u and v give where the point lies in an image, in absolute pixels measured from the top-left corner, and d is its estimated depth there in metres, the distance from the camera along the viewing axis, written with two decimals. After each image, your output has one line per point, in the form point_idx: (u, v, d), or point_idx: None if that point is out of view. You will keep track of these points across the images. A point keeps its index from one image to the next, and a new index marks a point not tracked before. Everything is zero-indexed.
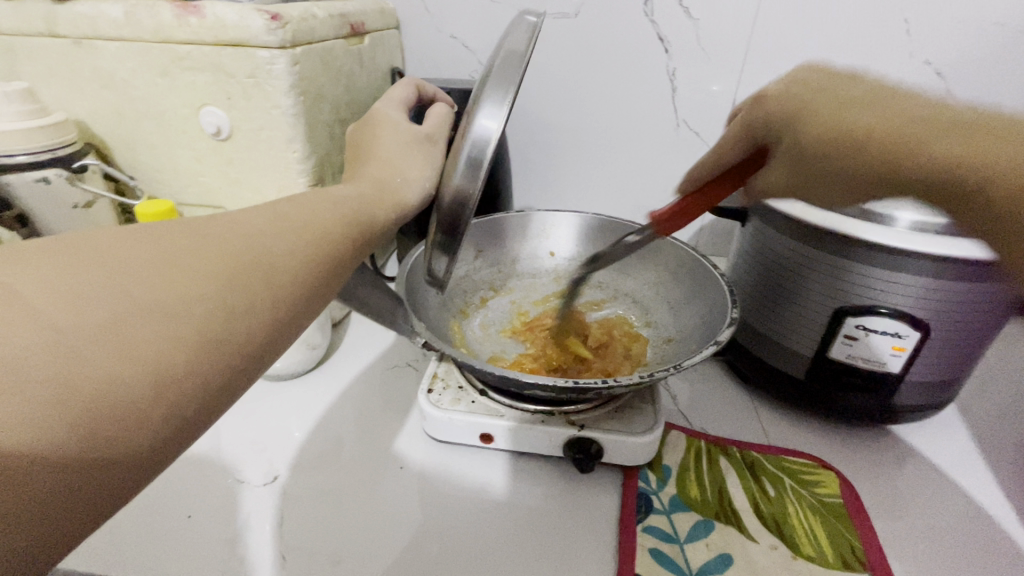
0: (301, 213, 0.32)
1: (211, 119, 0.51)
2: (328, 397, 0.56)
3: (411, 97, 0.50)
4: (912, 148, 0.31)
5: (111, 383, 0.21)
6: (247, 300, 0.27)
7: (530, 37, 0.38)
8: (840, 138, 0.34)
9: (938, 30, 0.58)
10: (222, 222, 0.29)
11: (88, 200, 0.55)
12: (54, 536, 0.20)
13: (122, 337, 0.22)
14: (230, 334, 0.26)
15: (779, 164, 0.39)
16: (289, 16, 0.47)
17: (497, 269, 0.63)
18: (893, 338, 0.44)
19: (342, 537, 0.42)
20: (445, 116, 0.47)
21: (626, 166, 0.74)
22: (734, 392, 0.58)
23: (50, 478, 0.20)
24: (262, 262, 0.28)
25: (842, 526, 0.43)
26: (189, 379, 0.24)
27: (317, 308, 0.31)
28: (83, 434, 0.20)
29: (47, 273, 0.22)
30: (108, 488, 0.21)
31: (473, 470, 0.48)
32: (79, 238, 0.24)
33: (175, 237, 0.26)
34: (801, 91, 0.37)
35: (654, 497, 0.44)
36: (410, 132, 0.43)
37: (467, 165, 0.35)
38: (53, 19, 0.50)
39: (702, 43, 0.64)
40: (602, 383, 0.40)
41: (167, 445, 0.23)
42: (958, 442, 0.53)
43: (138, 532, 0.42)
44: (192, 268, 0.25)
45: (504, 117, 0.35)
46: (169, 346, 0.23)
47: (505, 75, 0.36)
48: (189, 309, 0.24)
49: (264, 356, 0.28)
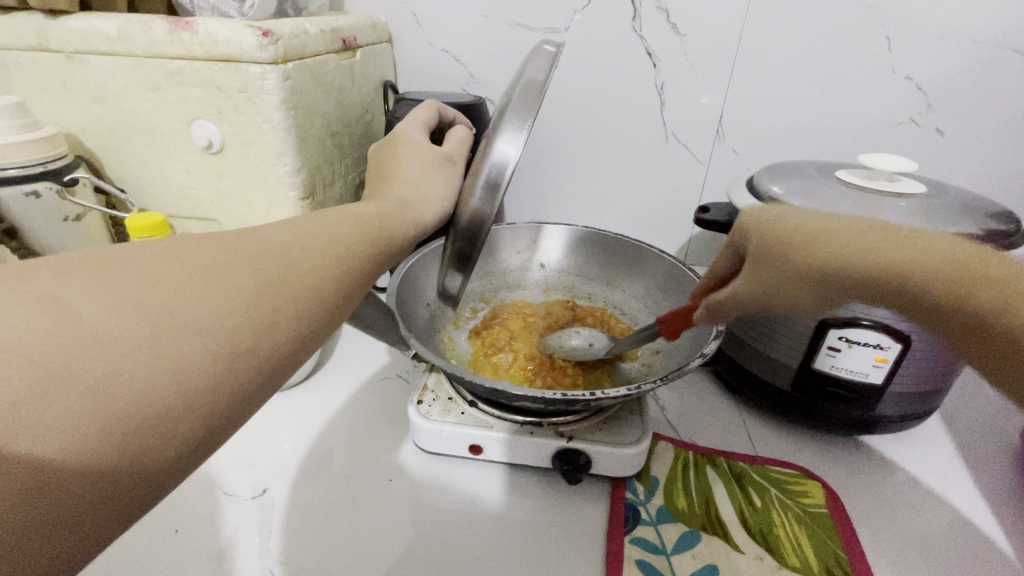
0: (329, 225, 0.33)
1: (202, 132, 0.51)
2: (318, 410, 0.56)
3: (433, 119, 0.49)
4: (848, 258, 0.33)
5: (146, 395, 0.22)
6: (273, 314, 0.27)
7: (549, 65, 0.38)
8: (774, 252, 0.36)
9: (918, 46, 0.59)
10: (251, 235, 0.29)
11: (77, 213, 0.55)
12: (80, 541, 0.20)
13: (155, 350, 0.22)
14: (256, 347, 0.26)
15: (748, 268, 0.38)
16: (281, 32, 0.47)
17: (488, 280, 0.64)
18: (875, 350, 0.45)
19: (331, 550, 0.42)
20: (466, 137, 0.47)
21: (615, 178, 0.75)
22: (721, 402, 0.59)
23: (84, 482, 0.20)
24: (288, 276, 0.28)
25: (827, 536, 0.43)
26: (215, 391, 0.24)
27: (338, 320, 0.31)
28: (119, 443, 0.21)
29: (90, 285, 0.23)
30: (134, 494, 0.22)
31: (463, 481, 0.48)
32: (116, 249, 0.25)
33: (208, 249, 0.27)
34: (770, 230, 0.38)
35: (642, 508, 0.45)
36: (431, 153, 0.43)
37: (484, 189, 0.36)
38: (45, 34, 0.51)
39: (690, 59, 0.65)
40: (591, 395, 0.40)
41: (195, 451, 0.24)
42: (943, 451, 0.54)
43: (123, 546, 0.42)
44: (223, 282, 0.26)
45: (523, 143, 0.35)
46: (200, 358, 0.24)
47: (525, 102, 0.36)
48: (220, 323, 0.25)
49: (289, 366, 0.28)
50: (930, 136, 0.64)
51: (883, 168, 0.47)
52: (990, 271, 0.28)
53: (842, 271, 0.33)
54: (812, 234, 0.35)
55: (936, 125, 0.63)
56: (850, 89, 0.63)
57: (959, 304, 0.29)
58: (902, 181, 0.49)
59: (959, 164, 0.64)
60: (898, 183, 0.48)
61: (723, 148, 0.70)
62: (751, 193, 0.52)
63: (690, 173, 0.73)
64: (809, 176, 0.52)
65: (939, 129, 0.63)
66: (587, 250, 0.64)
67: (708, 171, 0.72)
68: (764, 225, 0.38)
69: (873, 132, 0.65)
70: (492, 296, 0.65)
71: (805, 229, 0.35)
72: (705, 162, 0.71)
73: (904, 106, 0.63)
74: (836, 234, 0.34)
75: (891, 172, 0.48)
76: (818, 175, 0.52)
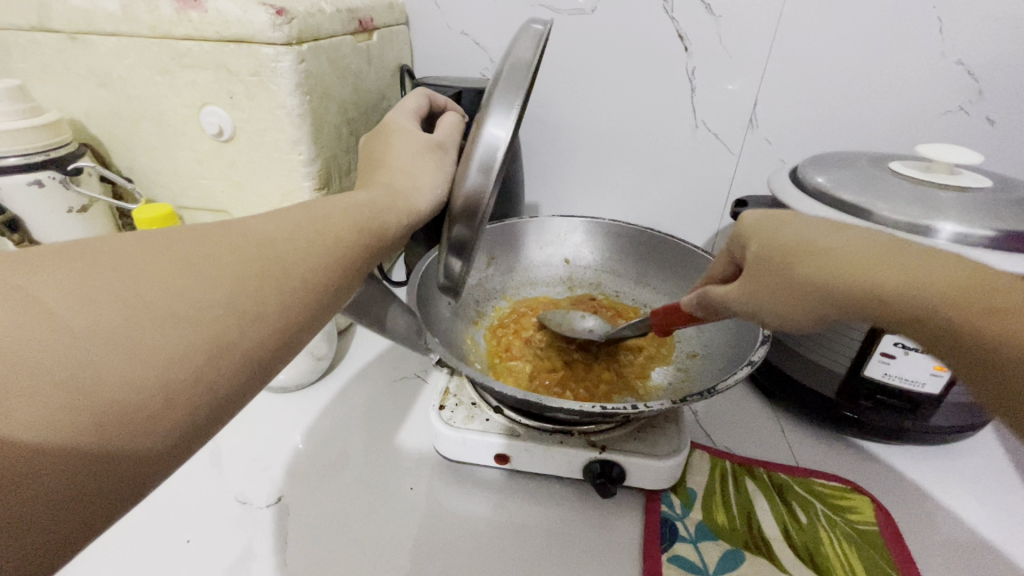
0: (323, 212, 0.30)
1: (212, 119, 0.48)
2: (334, 410, 0.54)
3: (422, 108, 0.46)
4: (900, 284, 0.26)
5: (122, 388, 0.20)
6: (260, 306, 0.25)
7: (536, 44, 0.34)
8: (787, 262, 0.30)
9: (972, 29, 0.55)
10: (238, 223, 0.27)
11: (83, 203, 0.52)
12: (46, 546, 0.19)
13: (131, 341, 0.21)
14: (241, 340, 0.24)
15: (745, 277, 0.33)
16: (296, 11, 0.44)
17: (511, 276, 0.61)
18: (934, 357, 0.41)
19: (349, 562, 0.40)
20: (458, 124, 0.43)
21: (639, 169, 0.72)
22: (757, 406, 0.56)
23: (52, 480, 0.18)
24: (276, 265, 0.26)
25: (880, 557, 0.40)
26: (199, 385, 0.22)
27: (332, 312, 0.29)
28: (91, 438, 0.19)
29: (57, 270, 0.21)
30: (109, 495, 0.20)
31: (486, 490, 0.46)
32: (94, 239, 0.23)
33: (189, 237, 0.25)
34: (778, 246, 0.31)
35: (680, 523, 0.42)
36: (422, 140, 0.39)
37: (476, 173, 0.32)
38: (47, 13, 0.48)
39: (724, 43, 0.61)
40: (632, 407, 0.37)
41: (176, 450, 0.22)
42: (994, 464, 0.50)
43: (129, 557, 0.40)
44: (206, 270, 0.24)
45: (513, 125, 0.32)
46: (178, 351, 0.22)
47: (512, 81, 0.33)
48: (199, 313, 0.23)
49: (279, 361, 0.26)
50: (980, 126, 0.59)
51: (943, 159, 0.43)
52: (1013, 300, 0.24)
53: (887, 291, 0.26)
54: (850, 245, 0.28)
55: (987, 113, 0.58)
56: (894, 75, 0.59)
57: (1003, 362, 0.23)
58: (962, 174, 0.46)
59: (1012, 155, 0.60)
60: (959, 176, 0.44)
61: (755, 138, 0.66)
62: (795, 184, 0.49)
63: (718, 164, 0.69)
64: (860, 167, 0.48)
65: (990, 119, 0.59)
66: (615, 245, 0.60)
67: (739, 162, 0.68)
68: (763, 232, 0.33)
69: (918, 121, 0.61)
70: (517, 292, 0.62)
71: (806, 239, 0.30)
72: (736, 152, 0.67)
73: (954, 92, 0.58)
74: (863, 247, 0.28)
75: (951, 164, 0.45)
76: (868, 165, 0.48)
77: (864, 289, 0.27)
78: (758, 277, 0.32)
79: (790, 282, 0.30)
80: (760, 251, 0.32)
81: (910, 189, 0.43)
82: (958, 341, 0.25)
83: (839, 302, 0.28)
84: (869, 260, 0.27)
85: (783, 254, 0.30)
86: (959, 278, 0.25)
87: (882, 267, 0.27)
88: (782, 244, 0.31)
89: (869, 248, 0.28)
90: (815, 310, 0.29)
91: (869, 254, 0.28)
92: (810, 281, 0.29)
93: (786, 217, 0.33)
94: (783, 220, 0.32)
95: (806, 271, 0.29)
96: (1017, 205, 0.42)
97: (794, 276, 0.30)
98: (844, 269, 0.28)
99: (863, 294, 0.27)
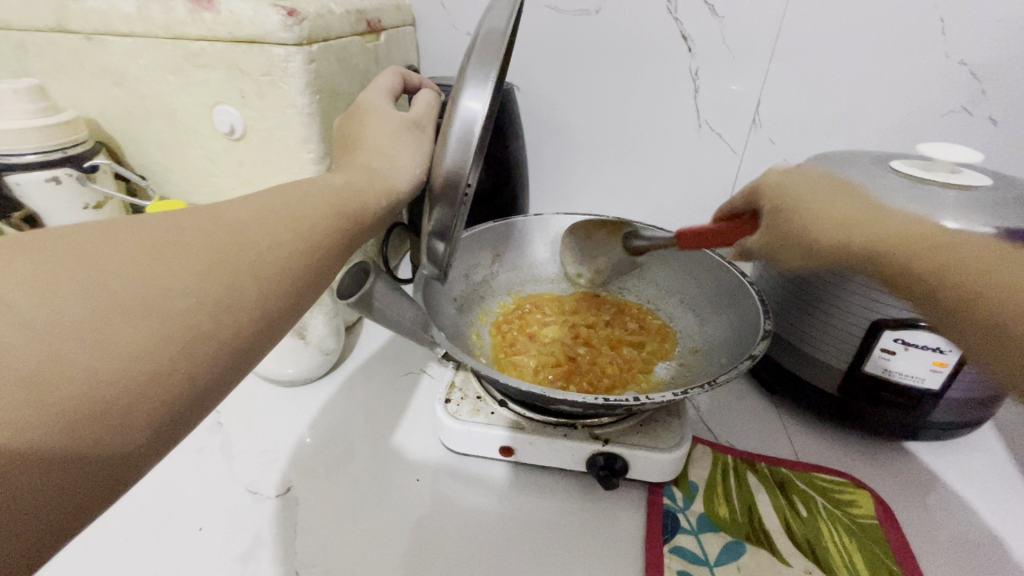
0: (295, 201, 0.31)
1: (224, 118, 0.49)
2: (341, 404, 0.54)
3: (396, 86, 0.47)
4: (866, 242, 0.35)
5: (90, 383, 0.21)
6: (232, 296, 0.25)
7: (509, 13, 0.35)
8: (794, 214, 0.39)
9: (975, 30, 0.55)
10: (205, 213, 0.27)
11: (98, 200, 0.54)
12: (26, 540, 0.19)
13: (98, 336, 0.21)
14: (214, 330, 0.25)
15: (765, 228, 0.42)
16: (306, 12, 0.45)
17: (515, 273, 0.62)
18: (934, 353, 0.42)
19: (357, 551, 0.40)
20: (432, 103, 0.45)
21: (643, 168, 0.72)
22: (758, 402, 0.57)
23: (27, 475, 0.19)
24: (248, 256, 0.27)
25: (878, 550, 0.41)
26: (170, 378, 0.23)
27: (307, 302, 0.30)
28: (61, 433, 0.20)
29: (21, 268, 0.21)
30: (85, 488, 0.21)
31: (490, 482, 0.47)
32: (53, 230, 0.23)
33: (154, 228, 0.25)
34: (788, 199, 0.40)
35: (681, 516, 0.43)
36: (398, 119, 0.40)
37: (454, 148, 0.33)
38: (65, 14, 0.49)
39: (728, 43, 0.62)
40: (634, 400, 0.38)
41: (151, 442, 0.23)
42: (995, 461, 0.51)
43: (143, 544, 0.41)
44: (173, 263, 0.24)
45: (489, 97, 0.32)
46: (148, 343, 0.22)
47: (485, 54, 0.33)
48: (169, 305, 0.23)
49: (255, 351, 0.27)
50: (983, 126, 0.60)
51: (944, 158, 0.44)
52: (941, 257, 0.32)
53: (856, 248, 0.35)
54: (842, 206, 0.37)
55: (990, 113, 0.59)
56: (897, 76, 0.59)
57: (942, 296, 0.32)
58: (963, 173, 0.46)
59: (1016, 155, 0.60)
60: (960, 175, 0.45)
61: (759, 138, 0.66)
62: None
63: (722, 163, 0.69)
64: (862, 166, 0.49)
65: (993, 119, 0.59)
66: None
67: (743, 161, 0.69)
68: (780, 189, 0.41)
69: (921, 121, 0.61)
70: (520, 289, 0.62)
71: (809, 197, 0.39)
72: (740, 151, 0.68)
73: (957, 92, 0.59)
74: (852, 207, 0.37)
75: (953, 163, 0.45)
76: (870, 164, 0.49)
77: (843, 245, 0.36)
78: (774, 228, 0.41)
79: (795, 236, 0.39)
80: (777, 206, 0.41)
81: (911, 187, 0.44)
82: (914, 280, 0.33)
83: (825, 252, 0.37)
84: (850, 217, 0.36)
85: (791, 211, 0.39)
86: (922, 234, 0.33)
87: (861, 225, 0.36)
88: (795, 202, 0.39)
89: (860, 211, 0.36)
90: (812, 257, 0.38)
91: (851, 217, 0.36)
92: (808, 236, 0.38)
93: (802, 176, 0.41)
94: (799, 180, 0.41)
95: (805, 228, 0.38)
96: (1018, 203, 0.42)
97: (800, 232, 0.38)
98: (831, 227, 0.37)
99: (850, 247, 0.36)
